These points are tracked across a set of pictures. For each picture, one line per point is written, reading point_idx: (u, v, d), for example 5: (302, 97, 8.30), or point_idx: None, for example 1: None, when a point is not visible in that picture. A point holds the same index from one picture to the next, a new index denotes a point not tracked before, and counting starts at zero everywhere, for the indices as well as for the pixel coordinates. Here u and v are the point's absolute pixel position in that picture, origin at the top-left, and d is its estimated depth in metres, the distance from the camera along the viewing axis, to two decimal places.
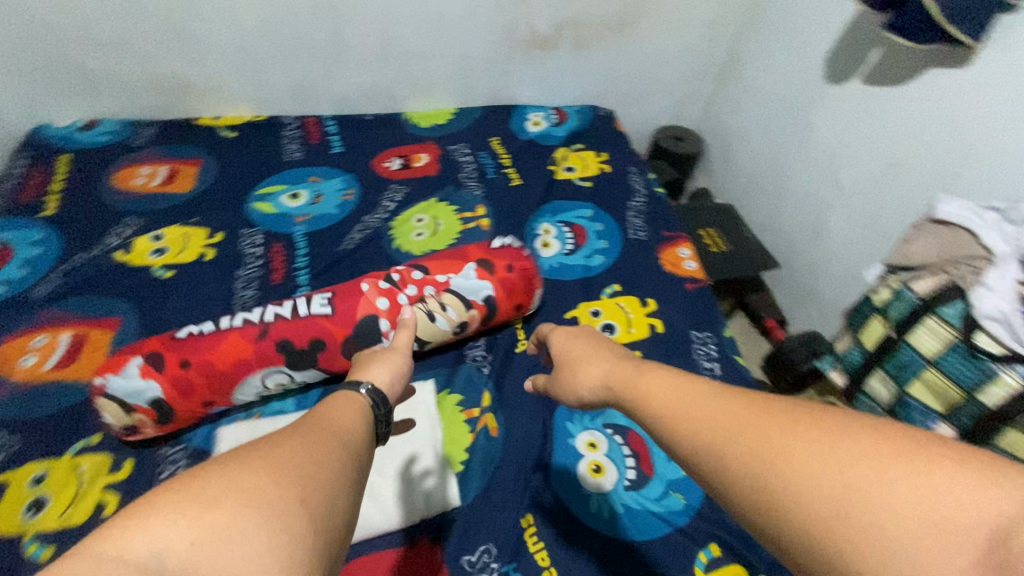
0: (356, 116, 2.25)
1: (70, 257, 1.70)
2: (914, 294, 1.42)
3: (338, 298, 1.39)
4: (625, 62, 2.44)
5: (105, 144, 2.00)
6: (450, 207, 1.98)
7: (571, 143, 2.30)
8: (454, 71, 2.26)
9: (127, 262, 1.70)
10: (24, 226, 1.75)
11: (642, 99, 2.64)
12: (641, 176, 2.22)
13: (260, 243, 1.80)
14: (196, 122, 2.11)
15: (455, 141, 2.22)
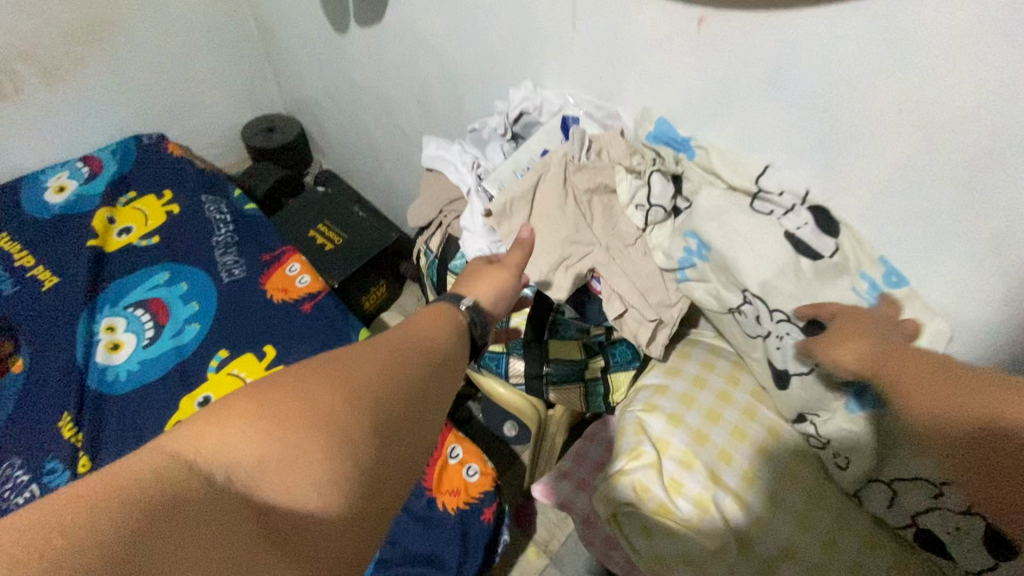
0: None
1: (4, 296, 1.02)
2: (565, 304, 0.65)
3: None
4: (350, 75, 1.20)
5: None
6: (190, 341, 0.98)
7: (172, 332, 0.99)
8: None
9: None
10: None
11: (371, 157, 1.36)
12: (224, 203, 1.22)
13: (179, 325, 1.00)
14: None
15: (207, 199, 1.22)
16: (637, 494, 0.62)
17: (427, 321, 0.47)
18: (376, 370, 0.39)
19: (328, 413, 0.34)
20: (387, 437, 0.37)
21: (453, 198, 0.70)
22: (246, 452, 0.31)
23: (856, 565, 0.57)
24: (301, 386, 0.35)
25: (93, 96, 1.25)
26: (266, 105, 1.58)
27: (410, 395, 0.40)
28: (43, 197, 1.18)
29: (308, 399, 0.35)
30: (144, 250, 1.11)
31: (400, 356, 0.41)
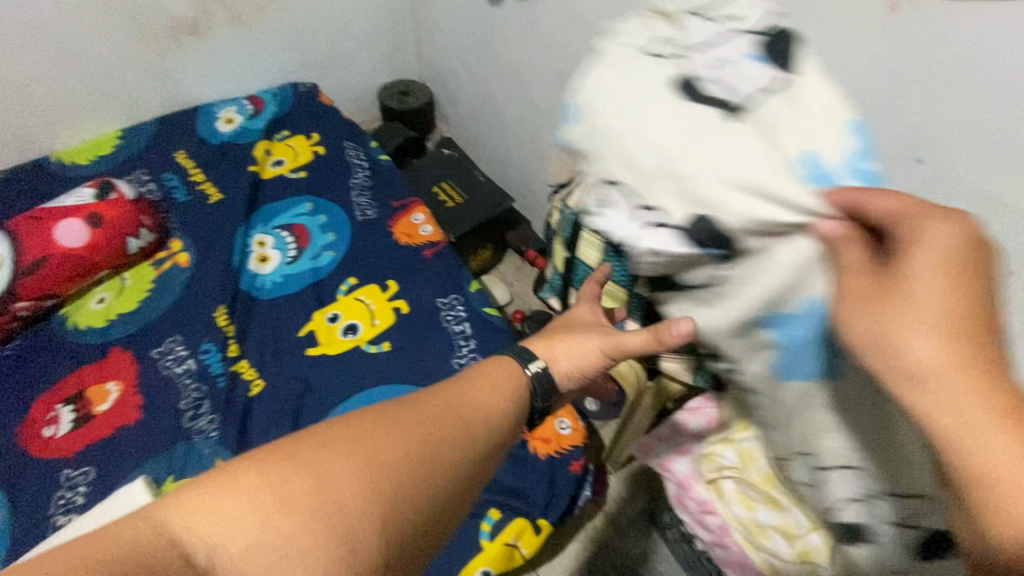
0: (180, 114, 1.37)
1: (178, 203, 1.18)
2: None
3: (42, 232, 0.95)
4: (493, 42, 1.25)
5: (143, 147, 1.30)
6: (325, 264, 1.10)
7: (310, 255, 1.11)
8: (151, 74, 1.31)
9: (148, 276, 1.06)
10: (132, 148, 1.30)
11: (496, 126, 1.42)
12: (364, 151, 1.34)
13: (318, 248, 1.12)
14: (116, 131, 1.34)
15: (351, 142, 1.35)
16: (741, 464, 0.64)
17: (485, 385, 0.50)
18: (406, 440, 0.40)
19: (332, 482, 0.36)
20: (395, 525, 0.36)
21: None
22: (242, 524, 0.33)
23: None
24: (313, 454, 0.37)
25: (270, 43, 1.41)
26: (404, 68, 1.69)
27: (428, 478, 0.39)
28: (215, 126, 1.36)
29: (321, 470, 0.36)
30: (293, 181, 1.25)
31: (441, 422, 0.43)
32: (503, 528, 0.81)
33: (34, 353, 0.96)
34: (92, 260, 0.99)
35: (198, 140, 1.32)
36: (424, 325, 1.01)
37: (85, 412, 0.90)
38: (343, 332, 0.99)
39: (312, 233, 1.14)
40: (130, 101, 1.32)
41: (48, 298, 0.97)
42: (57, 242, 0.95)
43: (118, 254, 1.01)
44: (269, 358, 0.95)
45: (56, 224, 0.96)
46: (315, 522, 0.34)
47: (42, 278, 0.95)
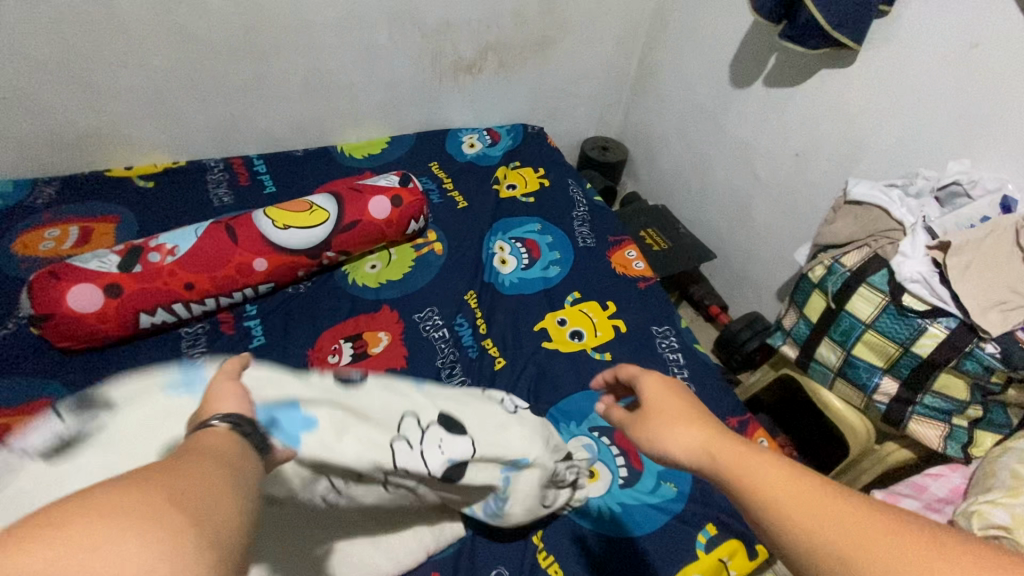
0: (433, 133, 1.63)
1: (433, 202, 1.41)
2: (982, 346, 0.72)
3: (361, 200, 1.16)
4: (722, 119, 1.42)
5: (404, 153, 1.57)
6: (554, 276, 1.26)
7: (542, 267, 1.27)
8: (425, 98, 1.59)
9: (413, 255, 1.26)
10: (395, 153, 1.57)
11: (697, 191, 1.56)
12: (582, 190, 1.53)
13: (548, 263, 1.28)
14: (383, 137, 1.62)
15: (572, 181, 1.55)
16: (1015, 523, 0.65)
17: (203, 434, 0.43)
18: (162, 475, 0.34)
19: (124, 509, 0.30)
20: (194, 516, 0.32)
21: (891, 228, 0.82)
22: (47, 555, 0.27)
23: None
24: (116, 484, 0.32)
25: (517, 89, 1.67)
26: (607, 128, 1.91)
27: (200, 469, 0.36)
28: (460, 147, 1.61)
29: (103, 508, 0.30)
30: (524, 204, 1.44)
31: (188, 466, 0.36)
32: (720, 543, 0.86)
33: (321, 294, 1.15)
34: (383, 230, 1.19)
35: (446, 156, 1.57)
36: (641, 347, 1.12)
37: (363, 349, 1.06)
38: (571, 335, 1.13)
39: (542, 249, 1.32)
40: (401, 117, 1.60)
41: (343, 251, 1.16)
42: (367, 210, 1.16)
43: (400, 231, 1.22)
44: (510, 343, 1.10)
45: (371, 196, 1.17)
46: (125, 532, 0.29)
47: (349, 235, 1.15)
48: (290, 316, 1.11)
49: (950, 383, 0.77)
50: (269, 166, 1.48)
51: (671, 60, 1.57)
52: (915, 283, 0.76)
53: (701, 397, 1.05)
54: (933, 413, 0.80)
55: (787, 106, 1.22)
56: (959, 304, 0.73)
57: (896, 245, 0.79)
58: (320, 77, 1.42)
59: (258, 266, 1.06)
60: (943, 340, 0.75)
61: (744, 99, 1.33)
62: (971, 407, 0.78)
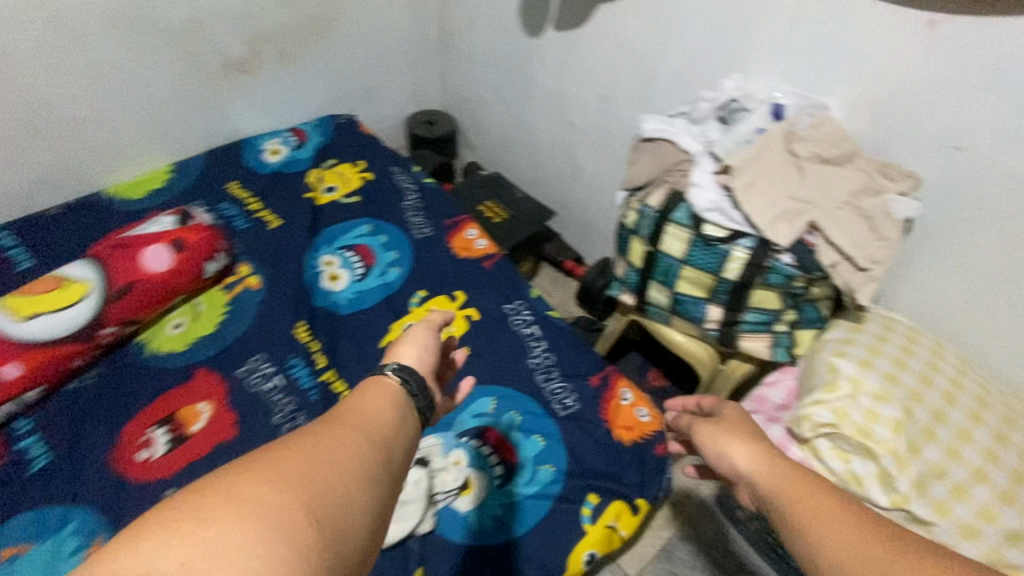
0: (225, 148, 1.41)
1: (239, 229, 1.22)
2: (778, 257, 0.74)
3: (129, 257, 0.98)
4: (528, 71, 1.36)
5: (194, 179, 1.34)
6: (393, 279, 1.14)
7: (377, 271, 1.15)
8: (201, 111, 1.36)
9: (226, 299, 1.09)
10: (183, 181, 1.34)
11: (527, 149, 1.52)
12: (410, 174, 1.42)
13: (383, 265, 1.17)
14: (163, 166, 1.37)
15: (396, 168, 1.42)
16: (836, 419, 0.70)
17: (371, 396, 0.49)
18: (306, 455, 0.40)
19: (267, 505, 0.35)
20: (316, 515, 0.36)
21: (680, 159, 0.82)
22: (195, 542, 0.33)
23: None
24: (276, 464, 0.38)
25: (311, 80, 1.50)
26: (427, 100, 1.79)
27: (347, 456, 0.41)
28: (263, 158, 1.41)
29: (251, 503, 0.35)
30: (347, 206, 1.30)
31: (334, 441, 0.42)
32: (604, 509, 0.85)
33: (116, 379, 0.96)
34: (172, 283, 1.01)
35: (247, 172, 1.37)
36: (497, 331, 1.07)
37: (180, 431, 0.91)
38: None
39: (376, 252, 1.19)
40: (180, 138, 1.37)
41: (127, 321, 0.97)
42: (141, 265, 0.98)
43: (198, 277, 1.04)
44: (355, 369, 0.99)
45: (143, 247, 0.99)
46: (259, 527, 0.34)
47: (126, 301, 0.96)
48: (78, 418, 0.91)
49: (765, 297, 0.79)
50: (15, 236, 1.19)
51: (467, 17, 1.47)
52: (711, 211, 0.77)
53: (565, 365, 1.02)
54: (758, 328, 0.82)
55: (580, 48, 1.18)
56: (753, 222, 0.74)
57: (688, 176, 0.79)
58: (50, 113, 1.15)
59: (12, 372, 0.87)
60: (747, 261, 0.76)
61: (542, 47, 1.28)
62: (786, 313, 0.81)
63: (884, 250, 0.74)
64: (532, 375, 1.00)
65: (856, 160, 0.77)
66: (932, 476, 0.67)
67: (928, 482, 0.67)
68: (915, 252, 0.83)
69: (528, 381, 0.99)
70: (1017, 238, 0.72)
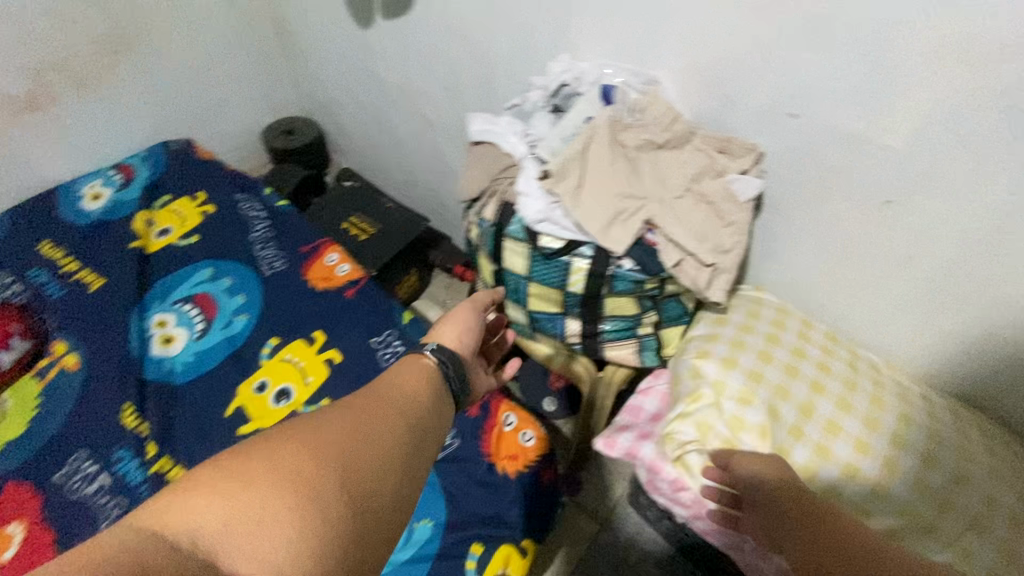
0: (30, 201, 1.20)
1: (51, 299, 1.04)
2: (617, 262, 0.67)
3: None
4: (371, 67, 1.22)
5: None
6: (239, 329, 1.00)
7: (221, 324, 1.01)
8: None
9: (36, 391, 0.93)
10: None
11: (393, 151, 1.38)
12: (258, 199, 1.25)
13: (227, 315, 1.02)
14: None
15: (242, 194, 1.25)
16: (699, 433, 0.66)
17: (411, 376, 0.53)
18: (346, 431, 0.44)
19: (303, 475, 0.40)
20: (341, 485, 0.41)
21: (507, 165, 0.72)
22: (242, 498, 0.38)
23: (919, 478, 0.61)
24: (328, 433, 0.43)
25: (128, 106, 1.29)
26: (283, 108, 1.60)
27: (383, 432, 0.45)
28: (80, 205, 1.21)
29: (295, 472, 0.40)
30: (184, 249, 1.14)
31: (371, 413, 0.46)
32: (491, 558, 0.77)
33: None
34: None
35: (60, 225, 1.17)
36: (362, 371, 0.95)
37: None
38: (276, 398, 0.91)
39: (218, 300, 1.05)
40: None
41: None
42: None
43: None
44: (196, 449, 0.86)
45: None
46: (295, 499, 0.38)
47: None
48: None
49: (620, 305, 0.72)
50: None
51: (296, 12, 1.30)
52: (544, 222, 0.67)
53: None
54: (620, 336, 0.76)
55: (413, 38, 1.05)
56: (586, 229, 0.65)
57: (515, 184, 0.69)
58: None
59: None
60: (589, 272, 0.68)
61: (376, 40, 1.14)
62: (646, 316, 0.74)
63: (733, 236, 0.67)
64: None
65: (691, 141, 0.69)
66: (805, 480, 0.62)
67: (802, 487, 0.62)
68: (772, 227, 0.77)
69: None
70: (861, 205, 0.67)
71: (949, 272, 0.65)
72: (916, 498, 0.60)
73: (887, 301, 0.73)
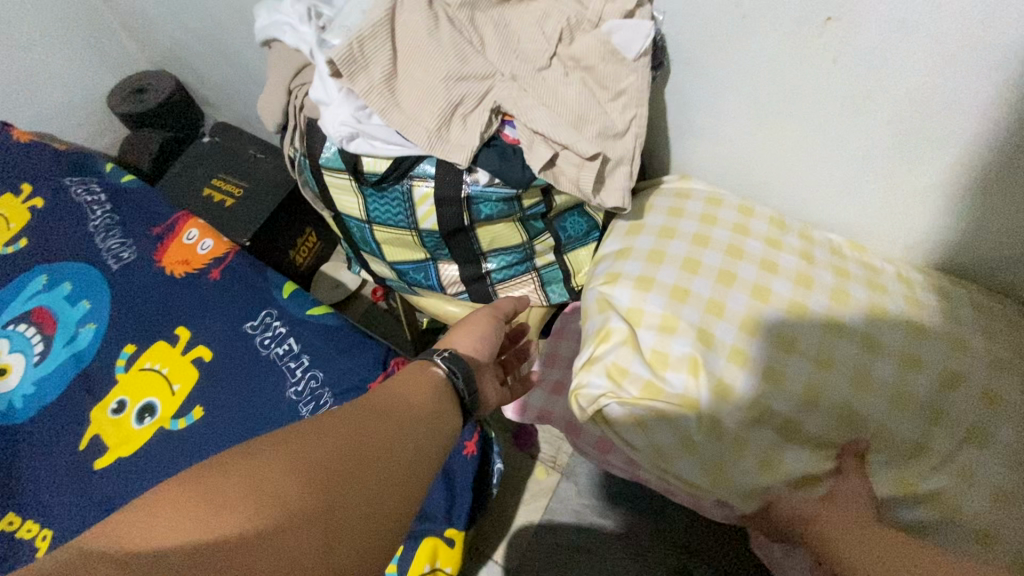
0: None
1: None
2: (473, 177, 0.49)
3: None
4: None
5: None
6: (85, 343, 0.82)
7: (63, 340, 0.83)
8: None
9: None
10: None
11: (257, 90, 1.14)
12: (98, 181, 1.03)
13: (70, 328, 0.84)
14: None
15: (77, 177, 1.03)
16: (613, 380, 0.51)
17: (410, 375, 0.46)
18: (334, 438, 0.37)
19: (280, 487, 0.33)
20: (335, 515, 0.34)
21: (299, 67, 0.51)
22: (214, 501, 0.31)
23: (897, 391, 0.48)
24: (315, 438, 0.37)
25: None
26: (126, 63, 1.33)
27: (379, 441, 0.39)
28: None
29: (268, 481, 0.33)
30: (12, 257, 0.93)
31: (366, 416, 0.40)
32: (412, 560, 0.65)
33: None
34: None
35: None
36: (240, 365, 0.78)
37: None
38: (136, 418, 0.75)
39: (56, 313, 0.86)
40: None
41: None
42: None
43: None
44: (50, 496, 0.71)
45: None
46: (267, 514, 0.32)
47: None
48: None
49: (503, 233, 0.55)
50: None
51: None
52: (355, 139, 0.48)
53: (335, 381, 0.76)
54: (513, 272, 0.59)
55: None
56: (415, 140, 0.46)
57: (310, 93, 0.49)
58: None
59: None
60: (437, 199, 0.50)
61: None
62: (539, 241, 0.58)
63: (625, 111, 0.47)
64: (294, 411, 0.75)
65: None
66: (754, 419, 0.49)
67: (750, 427, 0.49)
68: (690, 91, 0.58)
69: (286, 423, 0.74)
70: (793, 35, 0.47)
71: (924, 109, 0.46)
72: (896, 419, 0.48)
73: (844, 164, 0.55)
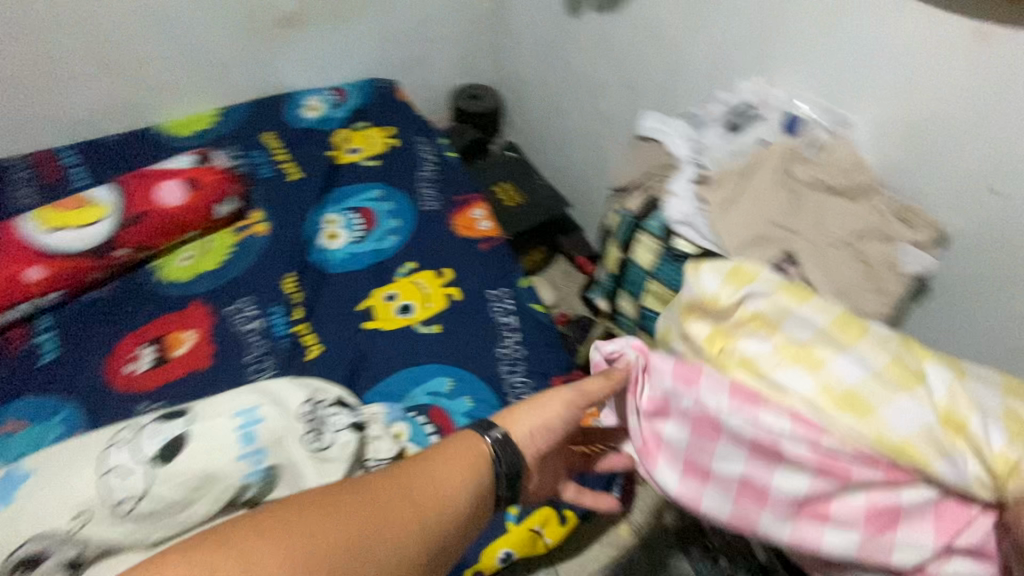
0: (268, 97, 1.46)
1: (262, 177, 1.27)
2: None
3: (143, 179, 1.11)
4: (569, 53, 1.30)
5: (237, 124, 1.40)
6: (388, 246, 1.16)
7: (377, 236, 1.17)
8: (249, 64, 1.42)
9: (235, 242, 1.16)
10: (231, 122, 1.40)
11: (562, 135, 1.46)
12: (435, 147, 1.41)
13: (384, 231, 1.18)
14: (211, 108, 1.44)
15: (424, 138, 1.42)
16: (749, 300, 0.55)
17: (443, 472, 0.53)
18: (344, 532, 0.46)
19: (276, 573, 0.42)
20: None
21: (666, 165, 0.76)
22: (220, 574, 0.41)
23: None
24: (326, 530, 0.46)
25: (358, 41, 1.52)
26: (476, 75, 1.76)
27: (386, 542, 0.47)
28: (300, 111, 1.45)
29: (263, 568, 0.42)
30: (366, 169, 1.32)
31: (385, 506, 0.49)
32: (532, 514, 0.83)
33: (124, 298, 1.07)
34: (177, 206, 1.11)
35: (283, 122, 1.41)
36: (476, 314, 1.05)
37: (159, 349, 1.00)
38: (399, 310, 1.05)
39: (380, 217, 1.21)
40: (230, 85, 1.43)
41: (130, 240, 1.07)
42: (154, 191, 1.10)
43: (202, 210, 1.13)
44: (330, 327, 1.03)
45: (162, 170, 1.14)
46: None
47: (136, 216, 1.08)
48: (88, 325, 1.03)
49: None
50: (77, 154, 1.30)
51: None
52: (684, 224, 0.70)
53: (532, 362, 1.00)
54: None
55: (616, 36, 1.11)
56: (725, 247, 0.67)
57: (668, 183, 0.73)
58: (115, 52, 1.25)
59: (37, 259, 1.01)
60: None
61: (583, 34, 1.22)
62: None
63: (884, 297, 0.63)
64: (496, 364, 0.99)
65: (867, 193, 0.67)
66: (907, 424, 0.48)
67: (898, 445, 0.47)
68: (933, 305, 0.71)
69: (489, 370, 0.98)
70: None
71: None
72: None
73: None
